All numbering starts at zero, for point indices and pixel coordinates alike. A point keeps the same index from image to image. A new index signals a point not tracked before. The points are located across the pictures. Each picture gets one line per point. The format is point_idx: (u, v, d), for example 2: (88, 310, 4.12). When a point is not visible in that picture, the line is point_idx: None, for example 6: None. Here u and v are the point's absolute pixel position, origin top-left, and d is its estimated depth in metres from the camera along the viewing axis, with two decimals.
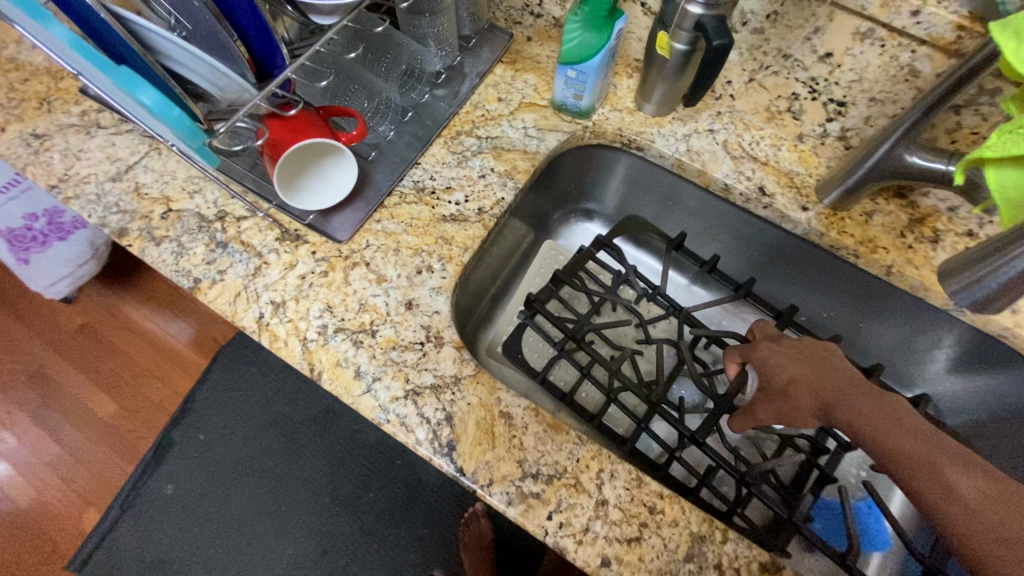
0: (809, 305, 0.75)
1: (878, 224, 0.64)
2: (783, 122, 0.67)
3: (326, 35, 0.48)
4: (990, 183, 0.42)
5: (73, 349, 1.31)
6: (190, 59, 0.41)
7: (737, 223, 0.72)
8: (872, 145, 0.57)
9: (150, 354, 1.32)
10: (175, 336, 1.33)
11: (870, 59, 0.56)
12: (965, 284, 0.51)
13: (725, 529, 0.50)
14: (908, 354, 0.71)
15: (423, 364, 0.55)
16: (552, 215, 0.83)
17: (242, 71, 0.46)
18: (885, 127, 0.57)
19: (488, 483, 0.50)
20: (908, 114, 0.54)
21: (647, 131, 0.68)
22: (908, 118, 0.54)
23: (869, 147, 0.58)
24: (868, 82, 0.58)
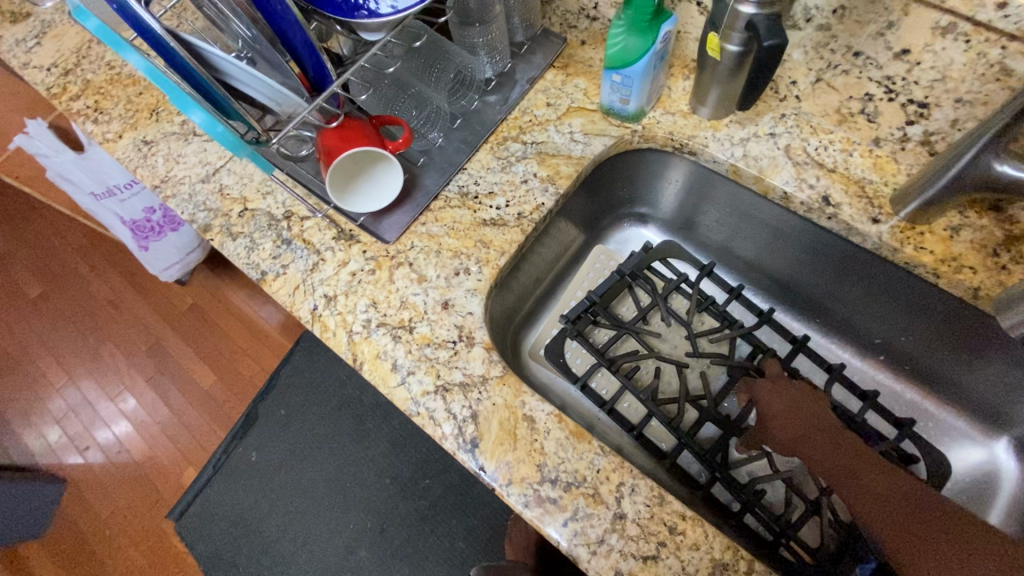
0: (885, 327, 0.68)
1: (965, 240, 0.56)
2: (857, 124, 0.61)
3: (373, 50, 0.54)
4: None
5: (182, 325, 1.50)
6: (250, 79, 0.47)
7: (799, 233, 0.67)
8: (956, 151, 0.51)
9: (244, 333, 1.47)
10: (264, 319, 1.48)
11: (955, 56, 0.53)
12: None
13: (751, 561, 0.47)
14: (1007, 390, 0.62)
15: (454, 362, 0.57)
16: (604, 219, 0.81)
17: (296, 87, 0.52)
18: (972, 132, 0.51)
19: (507, 484, 0.51)
20: (997, 117, 0.48)
21: (700, 135, 0.65)
22: (996, 121, 0.48)
23: (952, 154, 0.51)
24: (952, 82, 0.54)
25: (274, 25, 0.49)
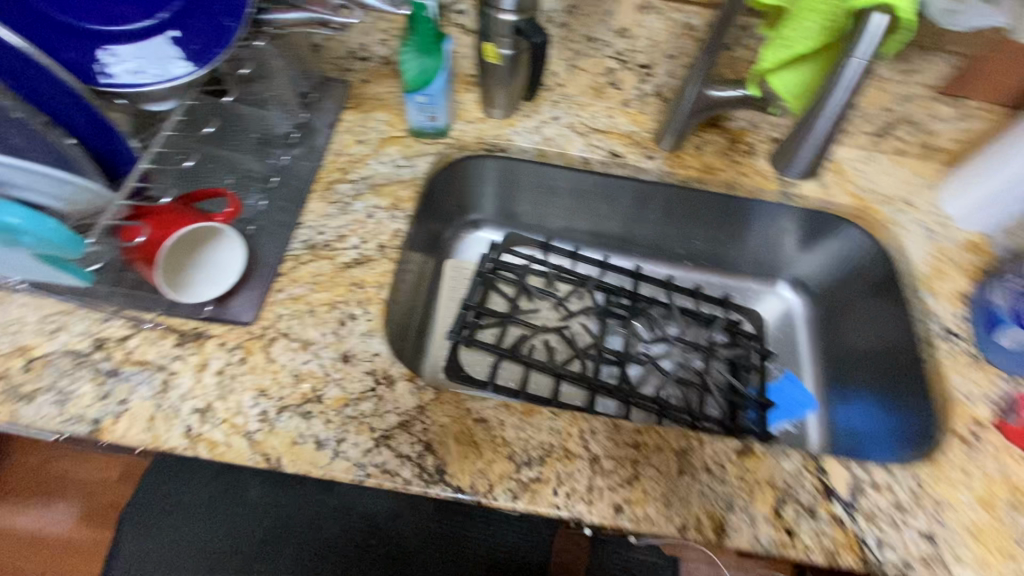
0: (685, 237, 0.87)
1: (709, 153, 0.76)
2: (609, 94, 0.77)
3: (169, 115, 0.55)
4: (777, 86, 0.61)
5: None
6: (31, 178, 0.46)
7: (601, 189, 0.81)
8: (683, 90, 0.68)
9: (26, 552, 1.14)
10: (54, 522, 1.17)
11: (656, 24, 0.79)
12: (790, 161, 0.72)
13: (699, 435, 0.55)
14: (768, 246, 0.86)
15: (382, 407, 0.54)
16: (445, 235, 0.86)
17: (87, 172, 0.51)
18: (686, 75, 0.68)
19: (489, 489, 0.51)
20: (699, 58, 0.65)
21: (503, 132, 0.74)
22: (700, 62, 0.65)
23: (681, 93, 0.68)
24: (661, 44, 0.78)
25: (40, 107, 0.50)
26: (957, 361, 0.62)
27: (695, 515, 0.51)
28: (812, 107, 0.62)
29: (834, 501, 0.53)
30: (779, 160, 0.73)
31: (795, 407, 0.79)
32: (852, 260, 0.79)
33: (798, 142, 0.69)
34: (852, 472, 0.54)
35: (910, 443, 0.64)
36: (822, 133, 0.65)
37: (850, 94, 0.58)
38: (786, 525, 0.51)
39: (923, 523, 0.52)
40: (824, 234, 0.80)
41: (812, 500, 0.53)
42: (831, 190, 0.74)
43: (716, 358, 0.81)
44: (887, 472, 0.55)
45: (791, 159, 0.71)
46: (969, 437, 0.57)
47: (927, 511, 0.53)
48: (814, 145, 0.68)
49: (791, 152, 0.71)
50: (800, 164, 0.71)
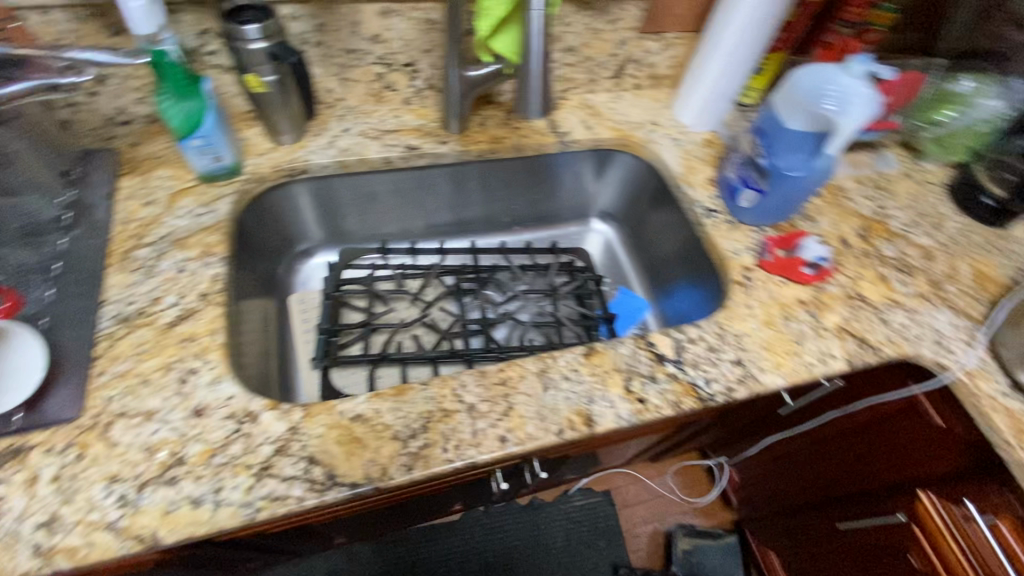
0: (502, 204, 0.97)
1: (493, 124, 0.85)
2: (388, 97, 0.82)
3: None
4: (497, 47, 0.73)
5: None
6: None
7: (413, 183, 0.87)
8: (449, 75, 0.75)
9: None
10: None
11: None
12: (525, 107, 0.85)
13: (552, 354, 0.63)
14: (570, 191, 0.98)
15: (252, 443, 0.53)
16: (279, 273, 0.85)
17: None
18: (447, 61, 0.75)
19: (384, 471, 0.53)
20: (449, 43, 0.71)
21: (299, 156, 0.76)
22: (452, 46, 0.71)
23: (449, 78, 0.75)
24: None
25: None
26: (720, 229, 0.79)
27: (566, 418, 0.59)
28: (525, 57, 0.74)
29: (666, 362, 0.65)
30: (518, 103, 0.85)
31: (635, 311, 0.93)
32: (633, 181, 0.94)
33: (524, 88, 0.81)
34: (672, 336, 0.67)
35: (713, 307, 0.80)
36: (539, 72, 0.78)
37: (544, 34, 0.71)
38: (638, 396, 0.62)
39: (730, 354, 0.67)
40: (606, 167, 0.94)
41: (650, 368, 0.64)
42: (597, 130, 0.88)
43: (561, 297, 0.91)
44: (696, 327, 0.68)
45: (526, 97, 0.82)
46: (743, 280, 0.74)
47: (729, 343, 0.67)
48: (537, 83, 0.80)
49: (523, 93, 0.82)
50: (534, 98, 0.83)
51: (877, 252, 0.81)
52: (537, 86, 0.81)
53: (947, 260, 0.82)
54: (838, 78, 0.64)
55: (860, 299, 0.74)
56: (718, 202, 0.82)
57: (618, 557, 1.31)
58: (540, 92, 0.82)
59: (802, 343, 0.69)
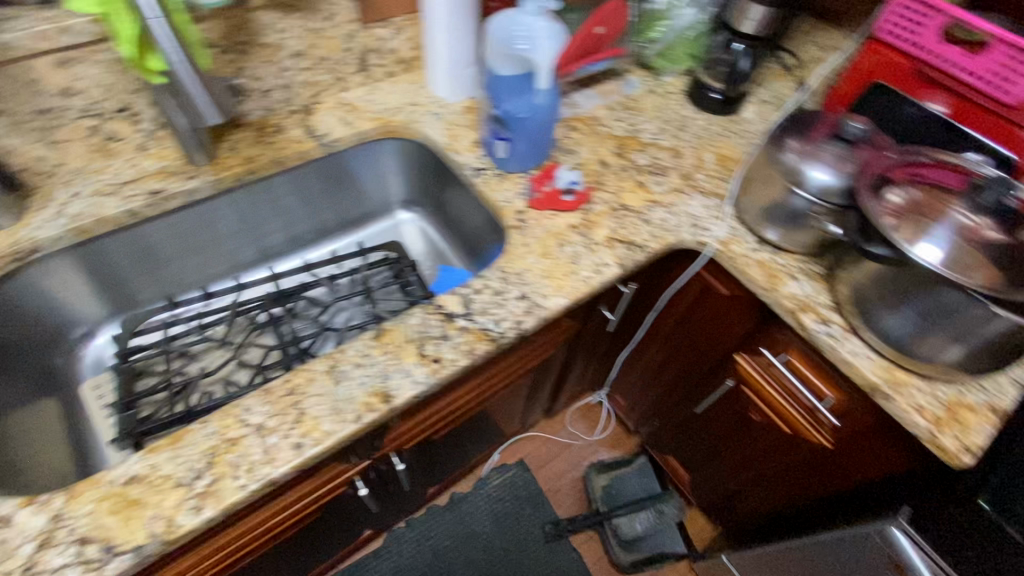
0: (292, 223, 0.96)
1: (245, 146, 0.82)
2: (116, 149, 0.77)
3: None
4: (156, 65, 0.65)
5: None
6: None
7: (176, 230, 0.83)
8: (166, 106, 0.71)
9: None
10: None
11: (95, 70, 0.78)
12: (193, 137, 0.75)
13: (340, 347, 0.63)
14: (358, 191, 0.99)
15: (8, 550, 0.48)
16: (57, 364, 0.79)
17: None
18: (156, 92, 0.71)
19: (170, 521, 0.51)
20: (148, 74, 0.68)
21: (22, 235, 0.69)
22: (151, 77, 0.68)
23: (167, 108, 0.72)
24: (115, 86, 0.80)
25: None
26: (492, 183, 0.82)
27: (363, 402, 0.59)
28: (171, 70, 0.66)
29: (456, 318, 0.67)
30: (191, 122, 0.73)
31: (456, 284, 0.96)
32: (411, 164, 0.97)
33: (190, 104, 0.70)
34: (460, 293, 0.70)
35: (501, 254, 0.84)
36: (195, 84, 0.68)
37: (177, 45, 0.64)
38: (433, 358, 0.63)
39: (515, 292, 0.71)
40: (382, 159, 0.96)
41: (442, 328, 0.66)
42: (357, 124, 0.89)
43: (376, 295, 0.90)
44: (481, 278, 0.72)
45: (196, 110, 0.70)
46: (519, 223, 0.78)
47: (514, 282, 0.72)
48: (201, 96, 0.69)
49: (191, 109, 0.71)
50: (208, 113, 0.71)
51: (634, 163, 0.89)
52: (202, 94, 0.69)
53: (693, 154, 0.92)
54: (520, 19, 0.70)
55: (624, 209, 0.83)
56: (486, 159, 0.85)
57: (548, 513, 1.36)
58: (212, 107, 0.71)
59: (578, 262, 0.75)
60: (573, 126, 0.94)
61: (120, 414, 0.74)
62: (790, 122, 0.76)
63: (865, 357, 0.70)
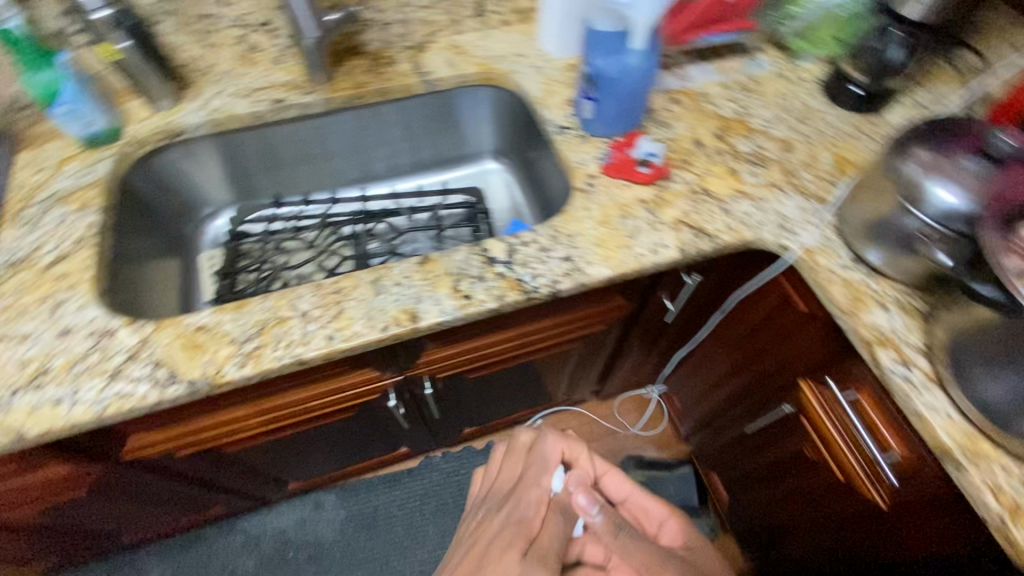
0: (397, 151, 1.03)
1: (359, 72, 0.90)
2: (258, 58, 0.88)
3: None
4: None
5: None
6: None
7: (289, 136, 0.93)
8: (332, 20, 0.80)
9: None
10: None
11: None
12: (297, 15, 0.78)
13: (386, 265, 0.68)
14: (467, 135, 1.05)
15: (108, 353, 0.61)
16: (184, 230, 0.94)
17: None
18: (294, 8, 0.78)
19: (218, 368, 0.60)
20: None
21: (174, 118, 0.83)
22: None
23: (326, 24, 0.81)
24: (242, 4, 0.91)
25: None
26: (572, 143, 0.81)
27: (391, 316, 0.64)
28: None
29: (495, 264, 0.69)
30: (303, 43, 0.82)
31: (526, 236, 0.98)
32: (511, 121, 1.00)
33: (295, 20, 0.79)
34: (506, 242, 0.71)
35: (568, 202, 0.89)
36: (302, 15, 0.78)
37: None
38: (465, 294, 0.66)
39: (561, 252, 0.70)
40: (485, 107, 0.99)
41: (480, 270, 0.68)
42: (461, 66, 0.92)
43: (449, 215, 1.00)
44: (532, 232, 0.72)
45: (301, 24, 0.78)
46: (587, 186, 0.76)
47: (563, 242, 0.71)
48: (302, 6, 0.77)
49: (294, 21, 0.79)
50: (305, 27, 0.79)
51: (731, 149, 0.81)
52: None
53: (807, 150, 0.81)
54: None
55: (704, 193, 0.76)
56: (573, 119, 0.84)
57: None
58: (308, 15, 0.78)
59: (637, 238, 0.72)
60: (677, 98, 0.87)
61: (231, 266, 0.89)
62: (932, 125, 0.64)
63: (943, 415, 0.59)
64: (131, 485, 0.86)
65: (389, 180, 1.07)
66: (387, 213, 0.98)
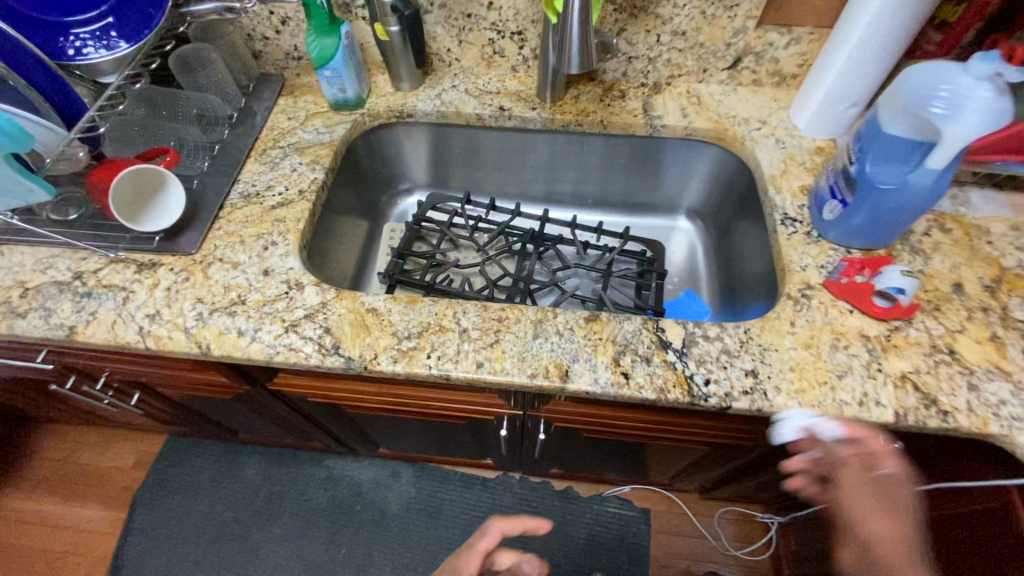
0: (592, 182, 1.00)
1: (585, 100, 0.88)
2: (498, 63, 0.91)
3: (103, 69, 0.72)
4: None
5: None
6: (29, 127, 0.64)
7: (498, 143, 0.94)
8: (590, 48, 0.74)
9: (43, 533, 1.36)
10: (72, 517, 1.38)
11: None
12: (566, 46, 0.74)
13: (554, 309, 0.65)
14: (670, 185, 0.97)
15: (293, 304, 0.66)
16: (380, 199, 1.00)
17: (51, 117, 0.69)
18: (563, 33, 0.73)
19: (374, 355, 0.62)
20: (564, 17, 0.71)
21: (409, 102, 0.89)
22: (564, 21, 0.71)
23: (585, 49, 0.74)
24: None
25: None
26: (794, 240, 0.71)
27: (543, 366, 0.61)
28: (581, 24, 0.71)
29: (668, 350, 0.62)
30: (558, 65, 0.79)
31: (694, 313, 0.89)
32: (725, 183, 0.91)
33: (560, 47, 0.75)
34: (687, 329, 0.64)
35: (766, 292, 0.78)
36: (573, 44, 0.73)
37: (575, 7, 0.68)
38: (626, 371, 0.61)
39: (746, 362, 0.61)
40: (702, 162, 0.91)
41: (649, 350, 0.62)
42: (693, 119, 0.85)
43: (622, 262, 0.94)
44: (719, 327, 0.64)
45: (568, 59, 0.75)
46: (799, 297, 0.66)
47: (753, 352, 0.62)
48: (578, 42, 0.73)
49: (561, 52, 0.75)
50: (571, 62, 0.75)
51: (1001, 309, 0.65)
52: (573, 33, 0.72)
53: None
54: (956, 77, 0.54)
55: (949, 354, 0.61)
56: (805, 212, 0.73)
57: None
58: (579, 55, 0.74)
59: (842, 379, 0.60)
60: (942, 226, 0.72)
61: (407, 247, 0.94)
62: None
63: None
64: (264, 406, 0.95)
65: (572, 205, 1.04)
66: (560, 242, 0.95)
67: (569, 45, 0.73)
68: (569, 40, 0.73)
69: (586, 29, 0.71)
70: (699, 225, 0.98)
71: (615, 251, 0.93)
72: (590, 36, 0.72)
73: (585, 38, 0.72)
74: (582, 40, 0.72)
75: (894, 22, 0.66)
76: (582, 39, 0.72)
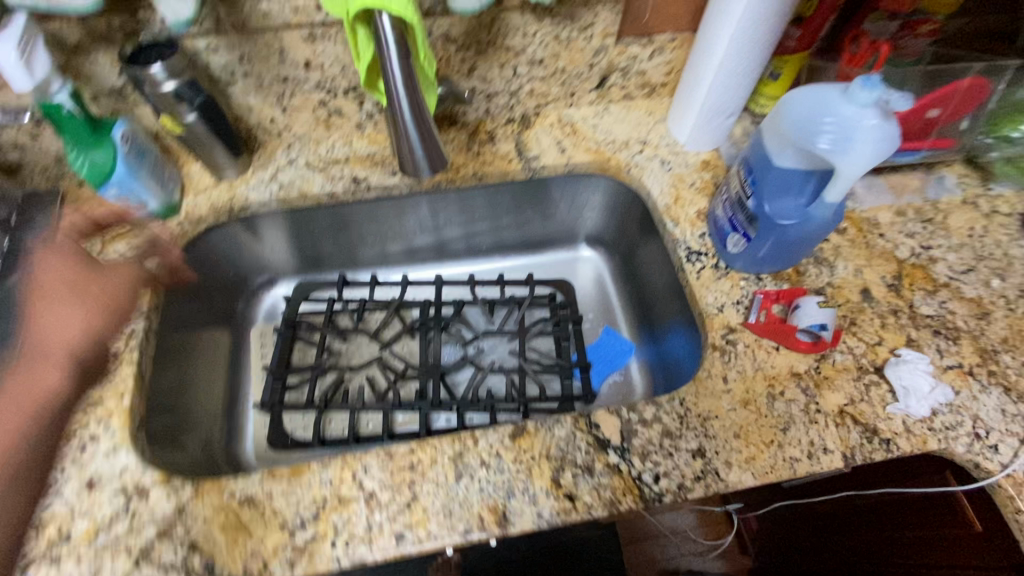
0: (480, 230, 0.89)
1: (450, 151, 0.76)
2: (338, 124, 0.76)
3: None
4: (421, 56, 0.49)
5: None
6: None
7: (363, 214, 0.80)
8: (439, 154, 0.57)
9: None
10: None
11: None
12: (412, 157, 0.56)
13: (472, 434, 0.55)
14: (564, 217, 0.90)
15: (137, 524, 0.50)
16: (238, 306, 0.83)
17: None
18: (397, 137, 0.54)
19: (263, 566, 0.49)
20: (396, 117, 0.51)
21: (239, 194, 0.72)
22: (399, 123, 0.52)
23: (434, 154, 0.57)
24: None
25: None
26: (704, 277, 0.66)
27: (476, 516, 0.51)
28: (421, 121, 0.52)
29: (608, 451, 0.55)
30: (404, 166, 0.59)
31: (617, 352, 0.84)
32: (619, 209, 0.84)
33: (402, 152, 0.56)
34: (621, 418, 0.57)
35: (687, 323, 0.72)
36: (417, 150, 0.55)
37: (411, 100, 0.49)
38: (567, 490, 0.53)
39: (690, 441, 0.56)
40: (592, 191, 0.84)
41: (588, 457, 0.55)
42: (573, 152, 0.76)
43: (532, 313, 0.85)
44: (654, 406, 0.58)
45: (409, 160, 0.55)
46: (723, 345, 0.62)
47: (694, 426, 0.57)
48: (419, 142, 0.54)
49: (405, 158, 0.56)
50: (419, 165, 0.56)
51: (907, 308, 0.64)
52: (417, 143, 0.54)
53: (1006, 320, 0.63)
54: (837, 106, 0.49)
55: (875, 372, 0.60)
56: (708, 242, 0.69)
57: None
58: (426, 156, 0.55)
59: (786, 432, 0.56)
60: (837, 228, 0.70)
61: (284, 358, 0.79)
62: None
63: None
64: None
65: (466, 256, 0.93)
66: (462, 307, 0.85)
67: (407, 141, 0.53)
68: (406, 142, 0.53)
69: (423, 121, 0.52)
70: (601, 251, 0.92)
71: (523, 304, 0.84)
72: (433, 130, 0.54)
73: (427, 134, 0.53)
74: (424, 136, 0.53)
75: (756, 34, 0.61)
76: (424, 136, 0.53)
